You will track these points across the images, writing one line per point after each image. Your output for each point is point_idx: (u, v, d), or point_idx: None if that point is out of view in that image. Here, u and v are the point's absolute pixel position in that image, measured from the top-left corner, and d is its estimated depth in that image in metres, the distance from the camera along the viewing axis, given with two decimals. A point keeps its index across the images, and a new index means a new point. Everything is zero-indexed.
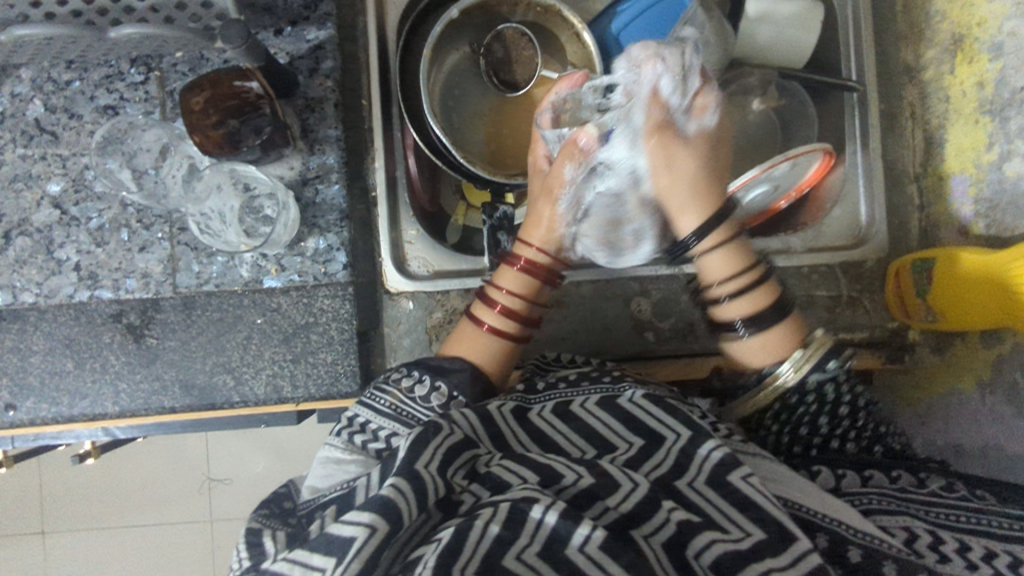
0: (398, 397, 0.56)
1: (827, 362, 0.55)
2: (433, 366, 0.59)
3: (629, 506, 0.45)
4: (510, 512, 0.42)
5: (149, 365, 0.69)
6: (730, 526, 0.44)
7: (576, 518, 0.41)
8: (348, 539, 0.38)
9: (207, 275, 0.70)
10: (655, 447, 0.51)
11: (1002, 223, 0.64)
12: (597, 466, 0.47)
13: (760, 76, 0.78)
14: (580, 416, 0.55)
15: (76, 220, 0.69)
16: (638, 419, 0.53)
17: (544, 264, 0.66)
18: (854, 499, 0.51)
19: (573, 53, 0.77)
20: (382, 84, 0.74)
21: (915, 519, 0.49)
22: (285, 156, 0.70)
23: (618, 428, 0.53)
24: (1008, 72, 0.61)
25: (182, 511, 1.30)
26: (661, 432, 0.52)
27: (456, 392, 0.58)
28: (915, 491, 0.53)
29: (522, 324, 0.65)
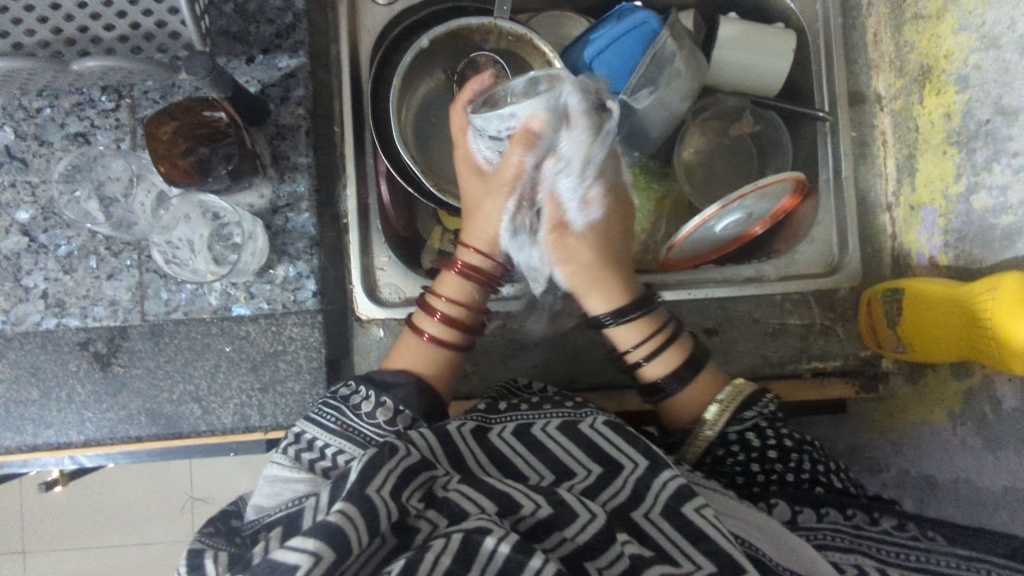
0: (344, 414, 0.56)
1: (743, 412, 0.58)
2: (376, 381, 0.59)
3: (584, 538, 0.45)
4: (463, 543, 0.42)
5: (116, 394, 0.69)
6: (682, 558, 0.45)
7: (528, 550, 0.42)
8: (292, 566, 0.39)
9: (176, 303, 0.69)
10: (615, 475, 0.51)
11: (970, 254, 0.64)
12: (555, 495, 0.47)
13: (735, 101, 0.81)
14: (541, 441, 0.54)
15: (44, 248, 0.69)
16: (597, 446, 0.53)
17: (483, 270, 0.66)
18: (809, 535, 0.51)
19: None
20: (355, 112, 0.74)
21: (865, 556, 0.49)
22: (255, 184, 0.69)
23: (577, 455, 0.53)
24: (974, 105, 0.62)
25: (163, 534, 1.28)
26: (621, 459, 0.52)
27: (401, 407, 0.57)
28: (868, 529, 0.52)
29: (463, 334, 0.65)
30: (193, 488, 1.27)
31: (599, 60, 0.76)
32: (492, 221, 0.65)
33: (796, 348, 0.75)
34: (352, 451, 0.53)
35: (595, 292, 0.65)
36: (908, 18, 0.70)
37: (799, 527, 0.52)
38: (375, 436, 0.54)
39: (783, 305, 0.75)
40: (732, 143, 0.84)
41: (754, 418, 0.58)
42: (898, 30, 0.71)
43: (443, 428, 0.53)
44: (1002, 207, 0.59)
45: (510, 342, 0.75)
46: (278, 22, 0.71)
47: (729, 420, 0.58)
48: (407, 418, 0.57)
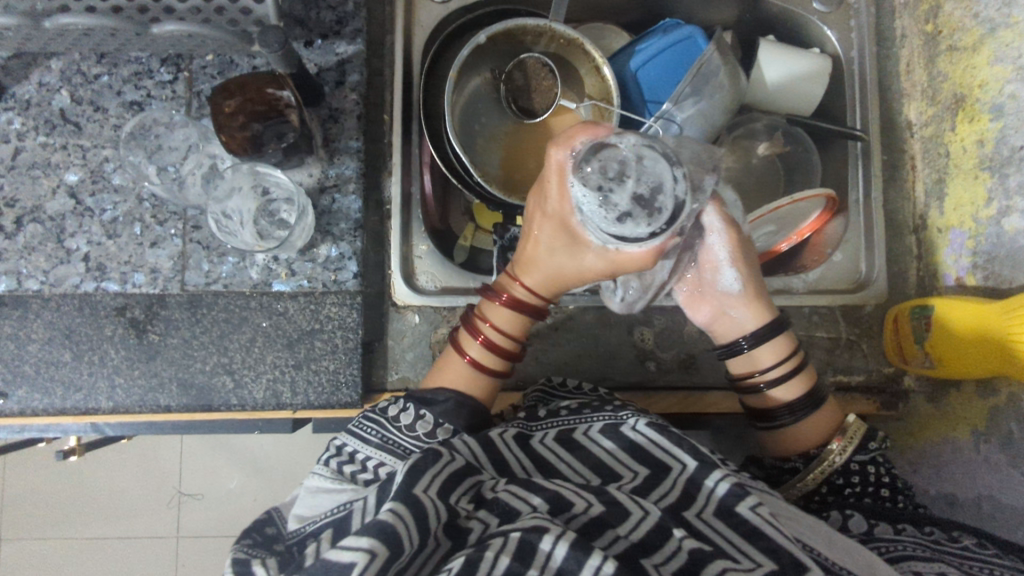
0: (383, 425, 0.58)
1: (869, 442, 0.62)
2: (421, 396, 0.61)
3: (639, 535, 0.46)
4: (520, 543, 0.43)
5: (149, 361, 0.68)
6: (740, 555, 0.45)
7: (585, 549, 0.42)
8: (347, 564, 0.40)
9: (217, 275, 0.70)
10: (662, 477, 0.52)
11: (1000, 275, 0.66)
12: (607, 494, 0.49)
13: (768, 122, 0.83)
14: (584, 444, 0.56)
15: (90, 211, 0.69)
16: (643, 450, 0.54)
17: (528, 304, 0.66)
18: (885, 546, 0.54)
19: (590, 85, 0.80)
20: (404, 100, 0.77)
21: (948, 565, 0.51)
22: (305, 163, 0.71)
23: (622, 458, 0.54)
24: (1007, 132, 0.65)
25: (152, 525, 1.26)
26: (667, 461, 0.52)
27: (441, 420, 0.59)
28: (947, 544, 0.55)
29: (504, 360, 0.65)
30: (183, 484, 1.25)
31: (647, 69, 0.80)
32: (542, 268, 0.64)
33: (821, 360, 0.76)
34: (392, 463, 0.55)
35: (748, 303, 0.64)
36: (943, 49, 0.74)
37: (874, 539, 0.56)
38: (414, 448, 0.57)
39: (812, 318, 0.77)
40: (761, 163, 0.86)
41: (873, 454, 0.62)
42: (933, 59, 0.75)
43: (487, 436, 0.56)
44: None
45: (543, 338, 0.76)
46: (338, 9, 0.73)
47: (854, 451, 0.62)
48: (447, 430, 0.59)
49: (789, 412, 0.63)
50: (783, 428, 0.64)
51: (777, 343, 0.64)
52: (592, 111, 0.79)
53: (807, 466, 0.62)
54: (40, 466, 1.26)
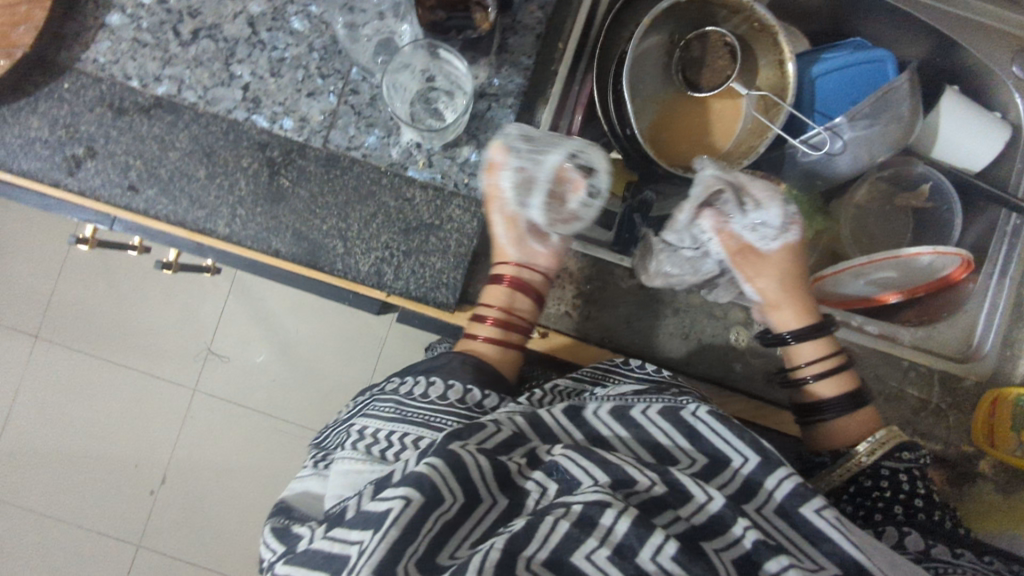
0: (399, 402, 0.59)
1: (902, 453, 0.61)
2: (429, 367, 0.63)
3: (700, 519, 0.46)
4: (581, 515, 0.44)
5: (273, 203, 0.70)
6: (802, 556, 0.45)
7: (648, 525, 0.43)
8: (385, 510, 0.43)
9: (359, 143, 0.71)
10: (722, 468, 0.50)
11: None
12: (669, 475, 0.48)
13: (920, 171, 0.83)
14: (641, 424, 0.54)
15: (262, 44, 0.71)
16: (704, 437, 0.51)
17: (519, 280, 0.70)
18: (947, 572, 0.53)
19: (765, 77, 0.78)
20: (582, 34, 0.75)
21: None
22: (474, 64, 0.72)
23: (682, 444, 0.52)
24: None
25: (174, 369, 1.29)
26: (727, 453, 0.50)
27: (451, 381, 0.60)
28: None
29: (511, 336, 0.70)
30: (212, 342, 1.29)
31: (826, 80, 0.78)
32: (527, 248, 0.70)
33: (904, 417, 0.74)
34: (414, 431, 0.56)
35: (787, 307, 0.68)
36: None
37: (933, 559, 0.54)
38: (433, 415, 0.57)
39: (908, 373, 0.74)
40: (894, 216, 0.87)
41: (909, 463, 0.61)
42: None
43: (534, 413, 0.56)
44: None
45: (641, 304, 0.75)
46: None
47: (884, 455, 0.62)
48: (459, 390, 0.59)
49: (830, 405, 0.66)
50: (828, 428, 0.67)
51: (817, 342, 0.67)
52: (757, 104, 0.78)
53: (835, 462, 0.64)
54: (94, 284, 1.29)
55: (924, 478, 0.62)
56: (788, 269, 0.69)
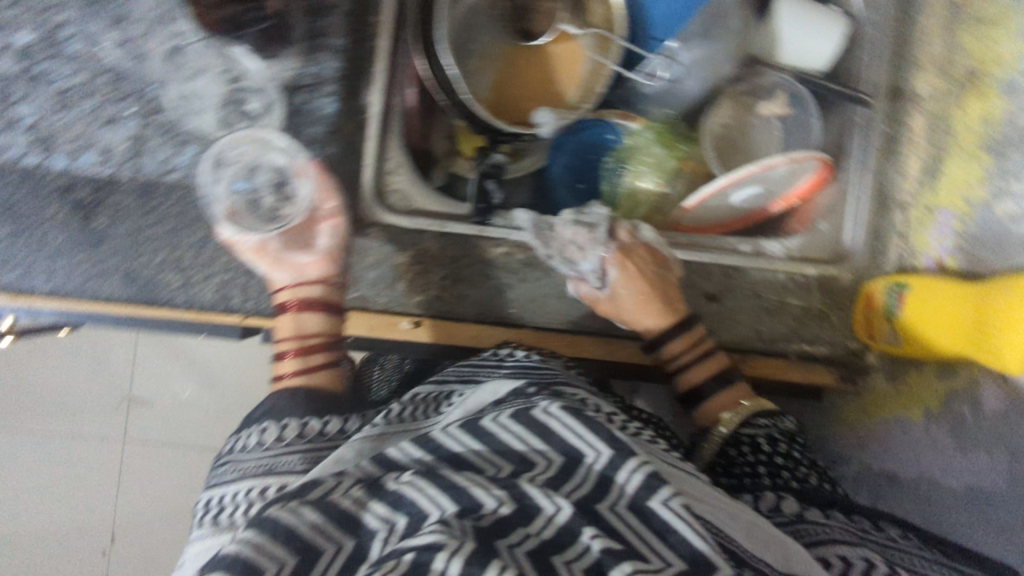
0: (240, 465, 0.57)
1: (758, 418, 0.71)
2: (269, 411, 0.62)
3: (550, 531, 0.46)
4: (413, 564, 0.42)
5: (93, 248, 0.64)
6: (652, 556, 0.45)
7: (480, 563, 0.42)
8: None
9: (173, 165, 0.65)
10: (576, 465, 0.50)
11: (977, 258, 0.68)
12: (516, 487, 0.48)
13: (771, 79, 0.81)
14: (492, 432, 0.52)
15: (42, 79, 0.64)
16: (556, 434, 0.51)
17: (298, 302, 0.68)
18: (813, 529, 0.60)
19: (596, 14, 0.75)
20: (399, 6, 0.72)
21: (868, 551, 0.57)
22: (280, 56, 0.67)
23: (538, 446, 0.51)
24: (1016, 113, 0.63)
25: (98, 424, 1.20)
26: (581, 448, 0.50)
27: (286, 420, 0.60)
28: (872, 532, 0.61)
29: (315, 357, 0.69)
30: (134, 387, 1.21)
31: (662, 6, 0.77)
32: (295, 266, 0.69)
33: (789, 330, 0.73)
34: (255, 485, 0.55)
35: (647, 318, 0.72)
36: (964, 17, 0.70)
37: (806, 520, 0.61)
38: (276, 460, 0.57)
39: (787, 285, 0.74)
40: (758, 123, 0.84)
41: (767, 427, 0.71)
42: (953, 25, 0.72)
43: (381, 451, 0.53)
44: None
45: (512, 273, 0.72)
46: None
47: (744, 420, 0.71)
48: (294, 427, 0.60)
49: (706, 387, 0.72)
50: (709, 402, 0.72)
51: (687, 336, 0.71)
52: (595, 43, 0.76)
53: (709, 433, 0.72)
54: None
55: (791, 440, 0.71)
56: (642, 293, 0.72)
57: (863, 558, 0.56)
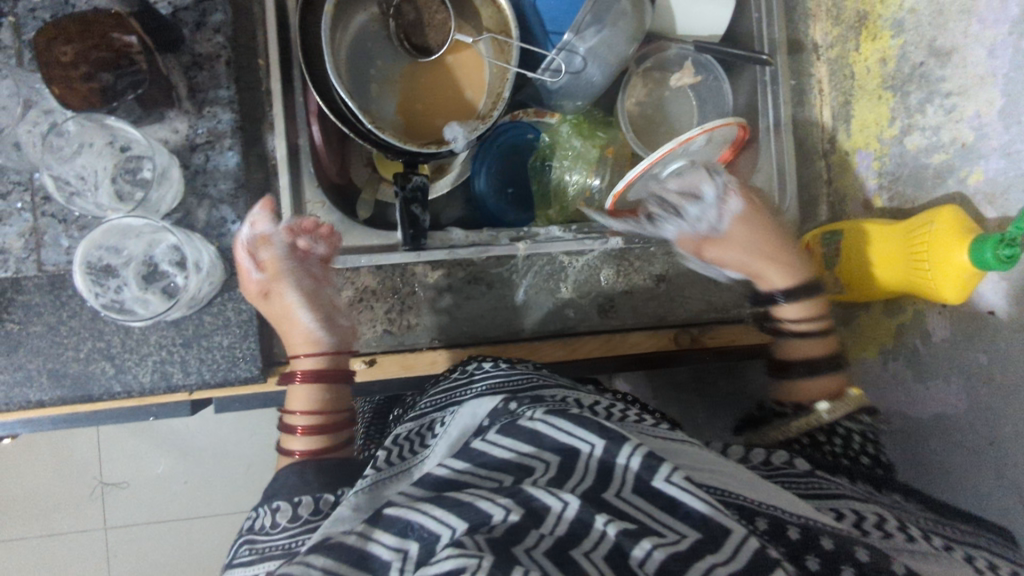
0: (257, 543, 0.49)
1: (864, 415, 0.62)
2: (269, 490, 0.53)
3: (562, 529, 0.37)
4: None
5: (11, 353, 0.61)
6: (661, 528, 0.37)
7: None
8: None
9: None
10: (574, 466, 0.41)
11: (903, 195, 0.66)
12: (520, 493, 0.38)
13: (676, 51, 0.81)
14: (484, 450, 0.43)
15: None
16: (546, 435, 0.42)
17: (316, 371, 0.62)
18: (815, 481, 0.52)
19: (486, 17, 0.74)
20: (280, 42, 0.68)
21: (879, 509, 0.50)
22: (168, 118, 0.63)
23: (531, 450, 0.42)
24: (908, 48, 0.64)
25: (68, 521, 1.10)
26: (574, 442, 0.42)
27: (299, 498, 0.52)
28: (892, 507, 0.53)
29: (332, 435, 0.60)
30: (104, 474, 1.10)
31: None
32: (297, 330, 0.63)
33: None
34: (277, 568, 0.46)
35: (754, 222, 0.68)
36: None
37: (812, 475, 0.53)
38: (295, 540, 0.48)
39: None
40: (674, 95, 0.84)
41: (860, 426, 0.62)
42: None
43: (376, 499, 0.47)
44: (935, 147, 0.61)
45: (457, 291, 0.72)
46: None
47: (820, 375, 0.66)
48: (310, 504, 0.51)
49: (791, 323, 0.69)
50: (795, 378, 0.67)
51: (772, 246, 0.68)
52: (492, 47, 0.75)
53: (796, 415, 0.64)
54: None
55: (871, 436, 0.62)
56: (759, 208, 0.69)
57: (868, 512, 0.49)
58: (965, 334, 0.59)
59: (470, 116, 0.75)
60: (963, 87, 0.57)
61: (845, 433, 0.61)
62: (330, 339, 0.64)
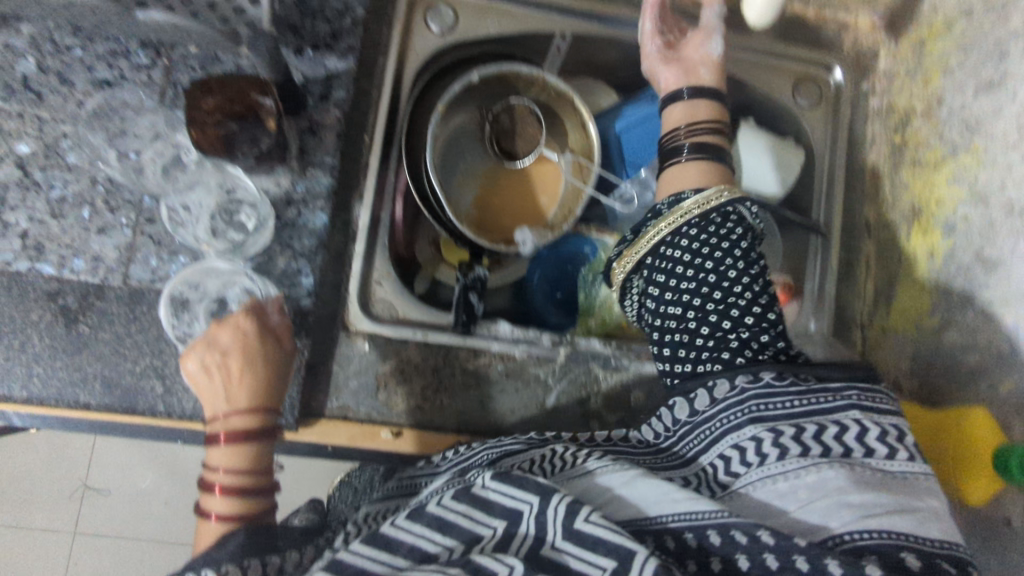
0: None
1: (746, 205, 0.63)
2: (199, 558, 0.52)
3: None
4: None
5: (74, 354, 0.64)
6: (585, 566, 0.45)
7: None
8: None
9: (164, 273, 0.66)
10: (516, 528, 0.48)
11: (932, 385, 0.70)
12: (470, 564, 0.44)
13: None
14: (437, 514, 0.48)
15: (37, 186, 0.65)
16: (494, 501, 0.49)
17: (237, 424, 0.60)
18: (710, 424, 0.56)
19: (573, 140, 0.81)
20: (387, 126, 0.75)
21: (762, 425, 0.53)
22: (274, 172, 0.69)
23: (479, 516, 0.48)
24: (956, 249, 0.69)
25: (46, 515, 1.13)
26: (516, 503, 0.48)
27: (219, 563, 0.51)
28: (785, 378, 0.55)
29: (254, 495, 0.59)
30: (89, 477, 1.13)
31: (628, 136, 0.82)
32: (218, 383, 0.61)
33: None
34: None
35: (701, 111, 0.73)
36: (908, 159, 0.78)
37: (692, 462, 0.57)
38: None
39: None
40: None
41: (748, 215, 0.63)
42: (897, 167, 0.79)
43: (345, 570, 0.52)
44: (969, 348, 0.65)
45: (493, 383, 0.74)
46: (333, 23, 0.73)
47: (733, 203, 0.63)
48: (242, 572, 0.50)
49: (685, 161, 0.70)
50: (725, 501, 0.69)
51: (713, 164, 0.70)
52: (571, 166, 0.82)
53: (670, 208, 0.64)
54: None
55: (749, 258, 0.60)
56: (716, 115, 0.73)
57: (749, 439, 0.53)
58: (981, 538, 0.61)
59: (538, 223, 0.81)
60: (1005, 298, 0.61)
61: (749, 265, 0.59)
62: (252, 384, 0.62)
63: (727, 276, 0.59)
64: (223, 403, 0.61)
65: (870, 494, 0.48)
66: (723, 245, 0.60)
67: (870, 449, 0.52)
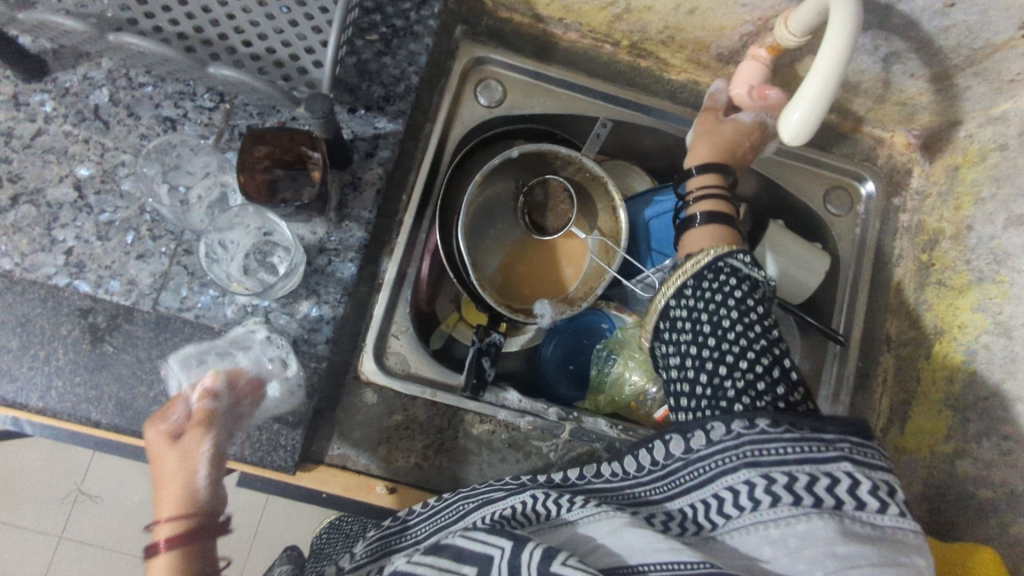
0: None
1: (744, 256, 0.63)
2: None
3: None
4: None
5: (94, 371, 0.66)
6: None
7: None
8: None
9: (192, 303, 0.68)
10: (488, 572, 0.49)
11: (943, 515, 0.69)
12: None
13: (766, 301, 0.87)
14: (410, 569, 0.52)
15: (88, 209, 0.69)
16: (467, 550, 0.51)
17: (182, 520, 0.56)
18: (701, 466, 0.55)
19: (603, 221, 0.83)
20: (426, 187, 0.80)
21: (747, 472, 0.52)
22: (312, 220, 0.72)
23: (447, 564, 0.51)
24: (976, 378, 0.68)
25: (40, 513, 1.19)
26: (490, 548, 0.51)
27: None
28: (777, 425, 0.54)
29: None
30: (84, 482, 1.18)
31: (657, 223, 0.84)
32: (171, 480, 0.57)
33: None
34: None
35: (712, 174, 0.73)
36: (933, 279, 0.78)
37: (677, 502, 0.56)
38: None
39: None
40: None
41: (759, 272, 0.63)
42: (922, 286, 0.79)
43: None
44: (986, 481, 0.64)
45: (492, 451, 0.74)
46: (388, 87, 0.76)
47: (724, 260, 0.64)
48: None
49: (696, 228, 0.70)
50: None
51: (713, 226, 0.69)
52: (598, 245, 0.83)
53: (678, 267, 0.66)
54: None
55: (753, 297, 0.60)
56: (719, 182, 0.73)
57: (729, 488, 0.52)
58: None
59: (559, 296, 0.82)
60: None
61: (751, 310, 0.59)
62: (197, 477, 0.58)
63: (730, 329, 0.59)
64: (164, 500, 0.57)
65: (852, 543, 0.47)
66: (734, 300, 0.60)
67: (860, 503, 0.50)
